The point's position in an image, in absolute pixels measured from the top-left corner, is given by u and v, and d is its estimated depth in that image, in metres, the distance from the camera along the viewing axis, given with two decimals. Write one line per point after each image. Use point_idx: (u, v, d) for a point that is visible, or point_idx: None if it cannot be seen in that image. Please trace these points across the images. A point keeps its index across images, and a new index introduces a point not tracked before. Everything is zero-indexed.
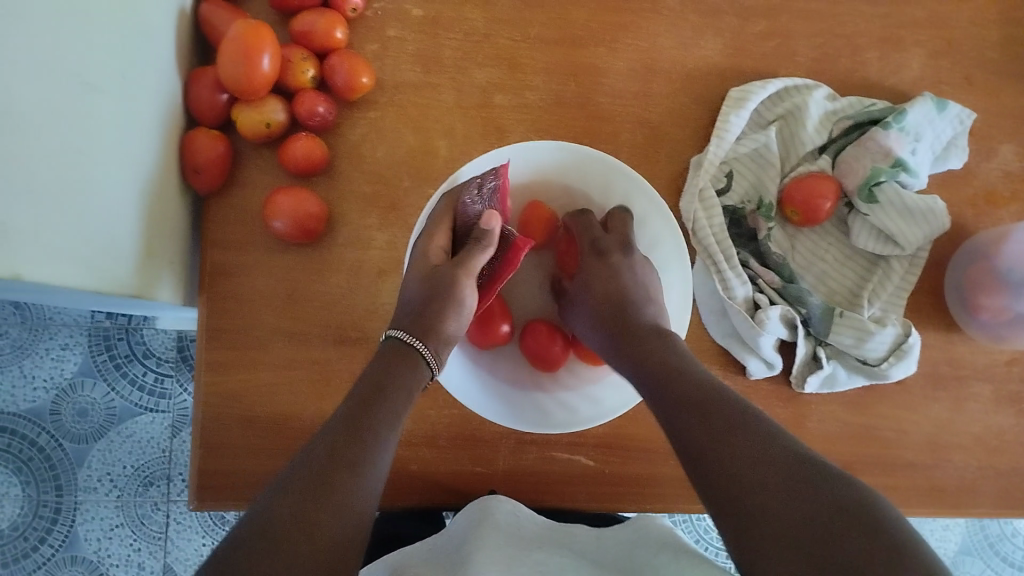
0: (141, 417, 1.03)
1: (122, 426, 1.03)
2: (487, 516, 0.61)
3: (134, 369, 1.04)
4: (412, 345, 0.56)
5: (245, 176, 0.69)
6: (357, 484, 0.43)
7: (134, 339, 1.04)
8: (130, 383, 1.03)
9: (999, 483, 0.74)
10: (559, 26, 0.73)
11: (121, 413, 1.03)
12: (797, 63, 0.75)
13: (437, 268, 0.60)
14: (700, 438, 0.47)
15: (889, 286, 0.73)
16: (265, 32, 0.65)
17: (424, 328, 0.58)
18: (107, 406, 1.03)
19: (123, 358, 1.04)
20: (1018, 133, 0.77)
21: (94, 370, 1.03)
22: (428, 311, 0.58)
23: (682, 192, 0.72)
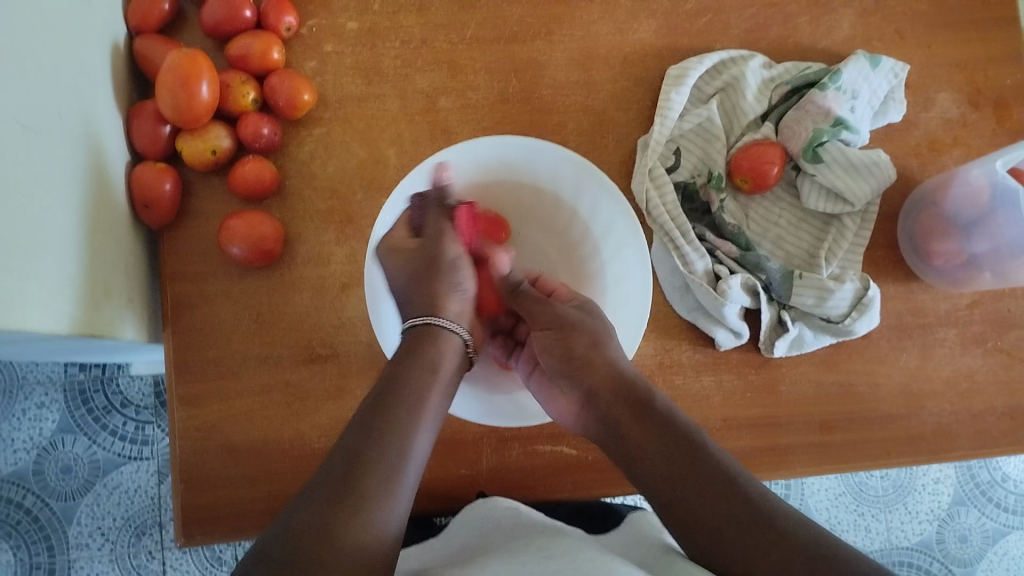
0: (126, 467, 1.02)
1: (107, 479, 1.02)
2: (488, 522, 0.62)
3: (113, 420, 1.03)
4: (443, 324, 0.62)
5: (198, 206, 0.69)
6: (384, 476, 0.49)
7: (110, 389, 1.04)
8: (111, 434, 1.03)
9: (975, 424, 0.75)
10: (495, 24, 0.74)
11: (105, 465, 1.02)
12: (730, 35, 0.77)
13: (416, 253, 0.64)
14: (664, 478, 0.54)
15: (844, 243, 0.74)
16: (201, 59, 0.65)
17: (437, 307, 0.62)
18: (90, 460, 1.02)
19: (102, 410, 1.03)
20: (953, 80, 0.79)
21: (74, 425, 1.02)
22: (430, 292, 0.63)
23: (632, 173, 0.73)
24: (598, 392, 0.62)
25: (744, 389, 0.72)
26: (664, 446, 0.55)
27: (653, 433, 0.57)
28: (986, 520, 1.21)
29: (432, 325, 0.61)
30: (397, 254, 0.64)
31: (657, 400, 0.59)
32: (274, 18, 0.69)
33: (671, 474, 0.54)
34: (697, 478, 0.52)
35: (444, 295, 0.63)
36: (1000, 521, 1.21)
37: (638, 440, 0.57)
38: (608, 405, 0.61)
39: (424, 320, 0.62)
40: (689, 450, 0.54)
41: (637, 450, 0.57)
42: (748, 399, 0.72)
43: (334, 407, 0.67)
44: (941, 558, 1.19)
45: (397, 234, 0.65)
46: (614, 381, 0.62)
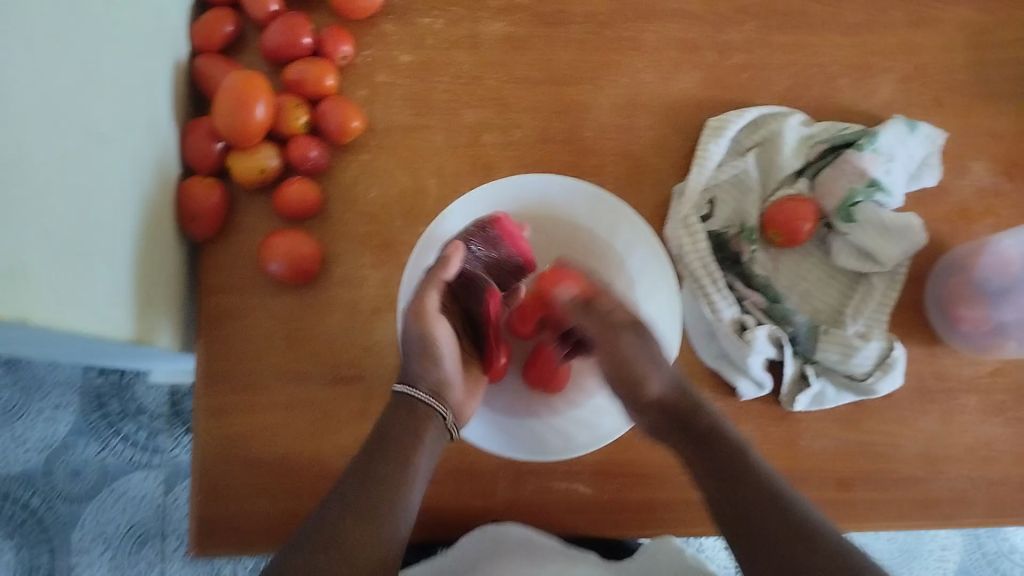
0: (134, 474, 1.03)
1: (115, 484, 1.03)
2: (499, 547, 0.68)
3: (127, 426, 1.04)
4: (421, 401, 0.59)
5: (241, 222, 0.71)
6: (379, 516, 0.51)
7: (126, 395, 1.05)
8: (123, 440, 1.03)
9: (993, 493, 0.75)
10: (543, 65, 0.76)
11: (114, 471, 1.03)
12: (771, 92, 0.78)
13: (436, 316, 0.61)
14: (706, 472, 0.56)
15: (871, 302, 0.75)
16: (258, 81, 0.67)
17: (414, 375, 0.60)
18: (100, 464, 1.02)
19: (117, 416, 1.04)
20: (987, 150, 0.80)
21: (87, 429, 1.03)
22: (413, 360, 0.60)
23: (667, 219, 0.75)
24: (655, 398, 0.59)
25: (763, 440, 0.72)
26: (706, 450, 0.57)
27: (694, 441, 0.57)
28: None
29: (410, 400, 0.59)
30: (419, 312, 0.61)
31: (705, 414, 0.58)
32: (332, 47, 0.71)
33: (717, 475, 0.55)
34: (740, 477, 0.54)
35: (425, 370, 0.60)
36: None
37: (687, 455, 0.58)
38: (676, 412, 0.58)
39: (409, 392, 0.59)
40: (721, 450, 0.56)
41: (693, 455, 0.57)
42: (766, 451, 0.72)
43: (357, 428, 0.68)
44: None
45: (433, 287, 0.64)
46: (672, 397, 0.59)
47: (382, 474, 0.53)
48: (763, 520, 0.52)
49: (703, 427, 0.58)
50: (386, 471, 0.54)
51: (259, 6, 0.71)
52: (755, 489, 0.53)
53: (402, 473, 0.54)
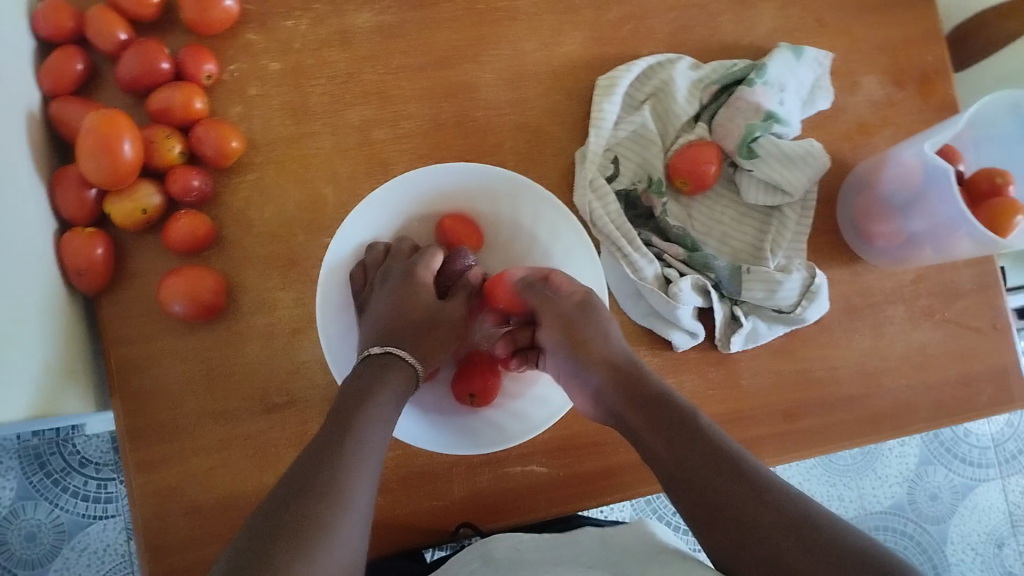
0: (92, 526, 1.00)
1: (74, 541, 0.99)
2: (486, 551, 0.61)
3: (73, 480, 1.00)
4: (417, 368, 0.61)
5: (133, 267, 0.67)
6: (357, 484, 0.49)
7: (66, 450, 1.01)
8: (73, 495, 1.00)
9: (933, 396, 0.77)
10: (421, 50, 0.73)
11: (70, 527, 0.99)
12: (656, 40, 0.77)
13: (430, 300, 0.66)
14: (666, 450, 0.55)
15: (787, 233, 0.75)
16: (120, 118, 0.63)
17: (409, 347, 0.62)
18: (54, 523, 0.99)
19: (60, 472, 1.00)
20: (875, 63, 0.81)
21: (33, 491, 0.99)
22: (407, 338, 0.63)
23: (574, 186, 0.73)
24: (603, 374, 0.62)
25: (705, 388, 0.72)
26: (659, 425, 0.56)
27: (637, 404, 0.58)
28: (953, 477, 1.29)
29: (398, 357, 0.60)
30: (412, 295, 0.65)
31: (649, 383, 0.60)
32: (193, 67, 0.67)
33: (693, 471, 0.52)
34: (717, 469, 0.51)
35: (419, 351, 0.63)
36: (967, 476, 1.29)
37: (637, 423, 0.58)
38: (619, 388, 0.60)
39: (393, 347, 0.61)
40: (742, 476, 0.50)
41: (649, 423, 0.57)
42: (709, 398, 0.72)
43: (296, 455, 0.66)
44: (914, 519, 1.26)
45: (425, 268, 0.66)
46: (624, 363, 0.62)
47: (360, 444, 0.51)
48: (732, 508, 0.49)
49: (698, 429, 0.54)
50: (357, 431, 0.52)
51: (108, 38, 0.67)
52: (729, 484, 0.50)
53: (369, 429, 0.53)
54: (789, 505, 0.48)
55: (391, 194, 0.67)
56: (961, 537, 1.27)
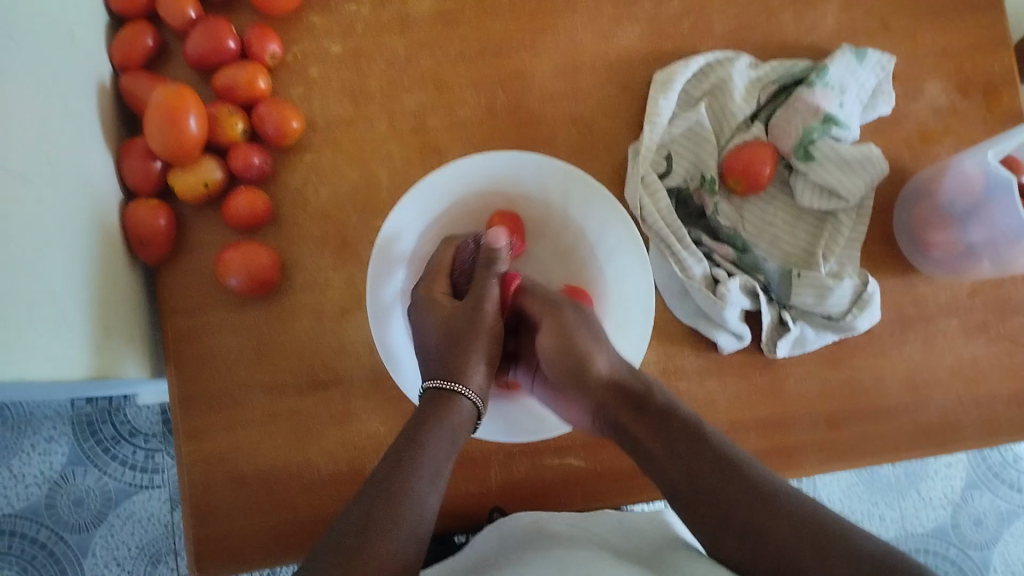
0: (137, 496, 1.03)
1: (119, 508, 1.02)
2: (506, 526, 0.64)
3: (122, 449, 1.04)
4: (457, 391, 0.58)
5: (192, 240, 0.69)
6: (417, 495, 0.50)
7: (117, 420, 1.04)
8: (121, 464, 1.03)
9: (984, 413, 0.75)
10: (479, 39, 0.74)
11: (117, 495, 1.03)
12: (714, 38, 0.77)
13: (456, 310, 0.62)
14: (672, 466, 0.55)
15: (841, 240, 0.74)
16: (187, 94, 0.65)
17: (457, 367, 0.59)
18: (102, 490, 1.02)
19: (110, 440, 1.04)
20: (939, 70, 0.79)
21: (84, 458, 1.03)
22: (452, 355, 0.60)
23: (625, 181, 0.73)
24: (601, 392, 0.62)
25: (748, 390, 0.72)
26: (670, 440, 0.57)
27: (644, 418, 0.59)
28: (1000, 502, 1.25)
29: (453, 392, 0.58)
30: (438, 305, 0.62)
31: (655, 395, 0.60)
32: (259, 47, 0.69)
33: (694, 490, 0.54)
34: (729, 483, 0.53)
35: (470, 360, 0.60)
36: (1014, 503, 1.25)
37: (638, 434, 0.59)
38: (613, 401, 0.61)
39: (442, 383, 0.58)
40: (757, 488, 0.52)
41: (648, 443, 0.58)
42: (751, 401, 0.72)
43: (338, 432, 0.67)
44: (957, 543, 1.23)
45: (438, 292, 0.64)
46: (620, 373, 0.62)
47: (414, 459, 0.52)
48: (742, 518, 0.51)
49: (705, 445, 0.56)
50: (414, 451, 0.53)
51: (178, 15, 0.69)
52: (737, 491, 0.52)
53: (428, 443, 0.54)
54: (809, 513, 0.49)
55: (443, 180, 0.68)
56: (1006, 564, 1.24)
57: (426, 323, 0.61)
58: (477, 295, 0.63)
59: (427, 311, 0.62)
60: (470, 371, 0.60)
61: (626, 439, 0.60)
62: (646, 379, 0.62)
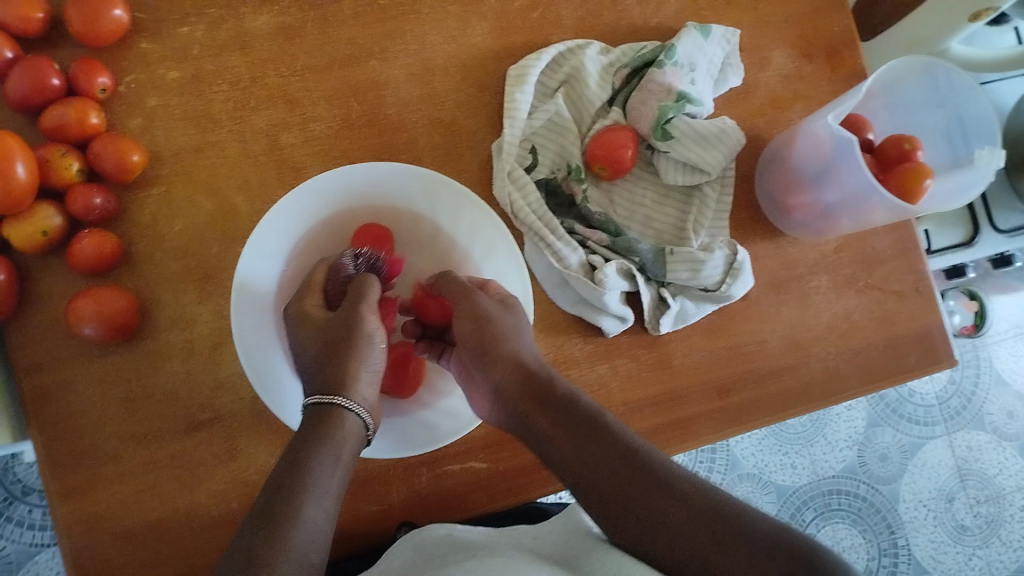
0: (41, 554, 0.98)
1: (23, 571, 0.97)
2: (421, 540, 0.61)
3: (17, 510, 0.99)
4: (340, 404, 0.57)
5: (39, 293, 0.65)
6: (299, 528, 0.48)
7: (7, 480, 0.99)
8: (18, 525, 0.98)
9: (862, 362, 0.78)
10: (326, 50, 0.72)
11: (18, 558, 0.98)
12: (564, 26, 0.77)
13: (330, 321, 0.61)
14: (571, 463, 0.58)
15: (708, 212, 0.75)
16: (10, 140, 0.61)
17: (337, 377, 0.58)
18: (1, 556, 0.97)
19: (2, 503, 0.99)
20: (784, 37, 0.81)
21: None
22: (332, 368, 0.58)
23: (492, 179, 0.73)
24: (504, 388, 0.63)
25: (636, 370, 0.72)
26: (569, 434, 0.59)
27: (546, 411, 0.61)
28: (900, 436, 1.32)
29: (335, 405, 0.57)
30: (310, 320, 0.61)
31: (557, 387, 0.62)
32: (86, 80, 0.65)
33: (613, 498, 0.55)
34: (645, 486, 0.54)
35: (351, 371, 0.59)
36: (913, 434, 1.32)
37: (545, 432, 0.60)
38: (517, 397, 0.63)
39: (322, 398, 0.57)
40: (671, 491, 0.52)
41: (552, 441, 0.60)
42: (642, 380, 0.72)
43: (224, 472, 0.64)
44: (865, 481, 1.29)
45: (310, 301, 0.63)
46: (524, 371, 0.64)
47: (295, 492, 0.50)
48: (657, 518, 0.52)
49: (591, 435, 0.58)
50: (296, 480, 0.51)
51: None
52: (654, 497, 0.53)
53: (311, 472, 0.52)
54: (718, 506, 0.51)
55: (300, 199, 0.66)
56: (913, 495, 1.30)
57: (301, 337, 0.61)
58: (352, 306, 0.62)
59: (299, 323, 0.61)
60: (357, 386, 0.59)
61: (535, 434, 0.61)
62: (552, 374, 0.64)
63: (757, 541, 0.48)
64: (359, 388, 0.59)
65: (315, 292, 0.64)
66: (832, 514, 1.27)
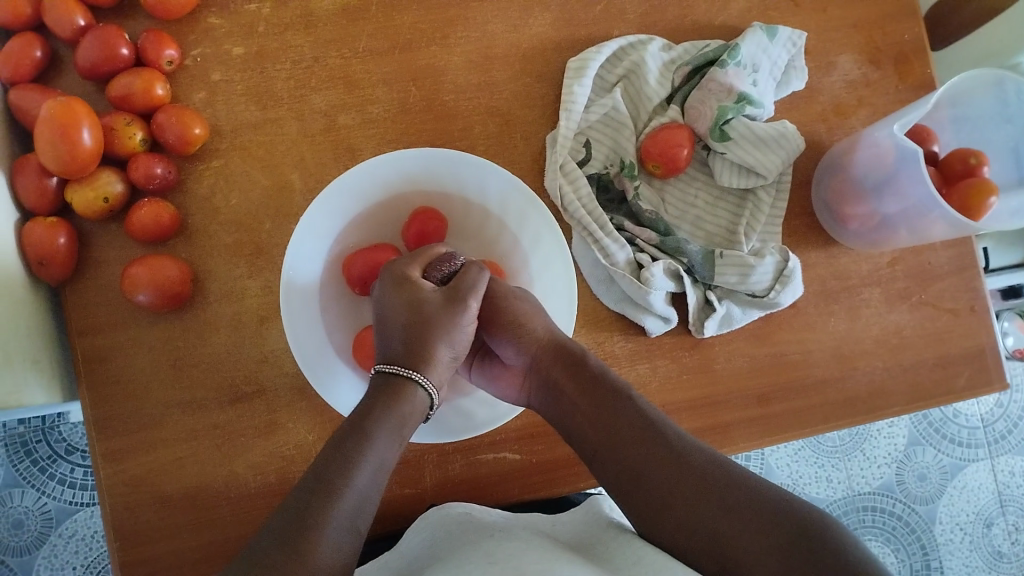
0: (79, 513, 1.01)
1: (62, 527, 1.01)
2: (443, 518, 0.63)
3: (59, 468, 1.02)
4: (413, 378, 0.59)
5: (97, 257, 0.66)
6: (347, 491, 0.50)
7: (52, 438, 1.02)
8: (59, 482, 1.02)
9: (909, 379, 0.77)
10: (387, 33, 0.72)
11: (58, 514, 1.01)
12: (627, 20, 0.76)
13: (427, 298, 0.62)
14: (596, 432, 0.61)
15: (761, 217, 0.74)
16: (78, 105, 0.62)
17: (421, 356, 0.60)
18: (42, 510, 1.01)
19: (47, 459, 1.02)
20: (851, 43, 0.79)
21: (20, 479, 1.01)
22: (415, 343, 0.60)
23: (545, 170, 0.72)
24: (540, 361, 0.65)
25: (678, 372, 0.72)
26: (597, 407, 0.62)
27: (581, 390, 0.63)
28: (942, 457, 1.29)
29: (410, 379, 0.59)
30: (405, 289, 0.62)
31: (590, 361, 0.64)
32: (154, 52, 0.66)
33: (642, 488, 0.57)
34: (676, 477, 0.55)
35: (436, 351, 0.61)
36: (956, 456, 1.29)
37: (574, 402, 0.63)
38: (550, 369, 0.65)
39: (399, 368, 0.59)
40: (702, 480, 0.54)
41: (583, 421, 0.62)
42: (683, 382, 0.72)
43: (265, 445, 0.66)
44: (902, 499, 1.26)
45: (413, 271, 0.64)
46: (559, 347, 0.65)
47: (349, 457, 0.51)
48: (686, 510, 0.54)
49: (628, 418, 0.60)
50: (352, 446, 0.52)
51: (66, 23, 0.66)
52: (686, 487, 0.55)
53: (366, 440, 0.53)
54: (749, 498, 0.52)
55: (355, 181, 0.66)
56: (950, 517, 1.27)
57: (390, 302, 0.62)
58: (457, 291, 0.62)
59: (391, 287, 0.62)
60: (433, 367, 0.60)
61: (564, 408, 0.63)
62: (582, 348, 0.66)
63: (787, 534, 0.49)
64: (437, 368, 0.61)
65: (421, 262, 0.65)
66: (865, 530, 1.25)
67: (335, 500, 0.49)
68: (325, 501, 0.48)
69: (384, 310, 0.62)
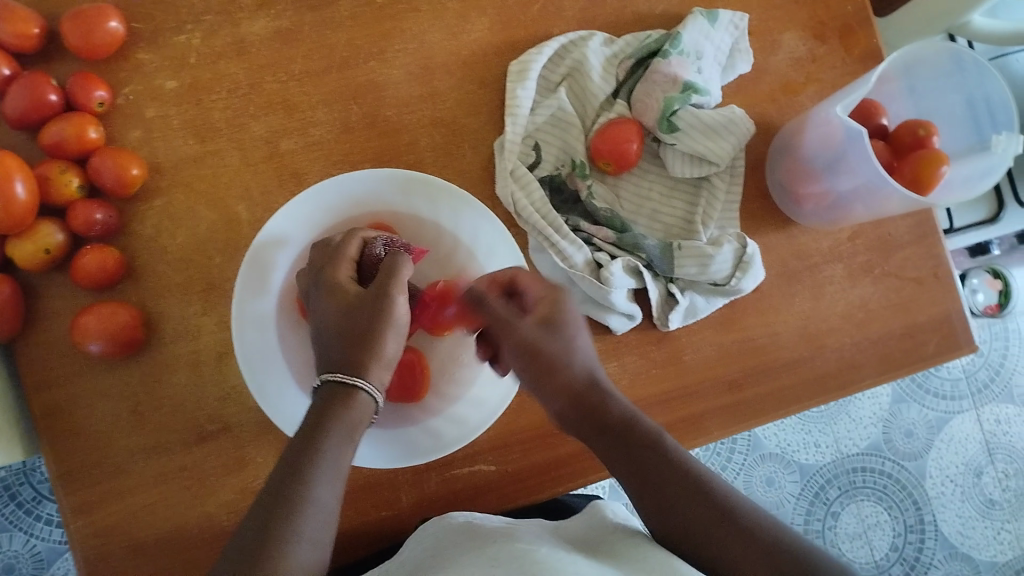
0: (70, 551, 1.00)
1: (54, 568, 1.00)
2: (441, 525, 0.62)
3: (46, 508, 1.01)
4: (350, 386, 0.55)
5: (46, 309, 0.65)
6: (308, 504, 0.49)
7: (35, 479, 1.01)
8: (47, 522, 1.01)
9: (878, 351, 0.77)
10: (323, 52, 0.71)
11: (49, 555, 1.00)
12: (566, 18, 0.75)
13: (354, 300, 0.58)
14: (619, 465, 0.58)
15: (717, 204, 0.74)
16: (8, 159, 0.61)
17: (359, 362, 0.56)
18: (32, 552, 1.00)
19: (31, 501, 1.01)
20: (794, 20, 0.79)
21: (6, 523, 1.00)
22: (352, 349, 0.56)
23: (495, 177, 0.72)
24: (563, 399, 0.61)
25: (647, 367, 0.71)
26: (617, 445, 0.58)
27: (595, 421, 0.60)
28: (927, 412, 1.30)
29: (354, 388, 0.56)
30: (335, 295, 0.59)
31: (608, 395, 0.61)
32: (83, 95, 0.65)
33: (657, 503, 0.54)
34: (683, 489, 0.54)
35: (371, 352, 0.57)
36: (940, 410, 1.30)
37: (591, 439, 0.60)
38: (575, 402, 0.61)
39: (337, 378, 0.56)
40: (707, 496, 0.53)
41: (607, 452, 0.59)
42: (653, 376, 0.71)
43: (235, 482, 0.65)
44: (891, 457, 1.27)
45: (341, 271, 0.60)
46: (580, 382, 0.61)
47: (304, 470, 0.50)
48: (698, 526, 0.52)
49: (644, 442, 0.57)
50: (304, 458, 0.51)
51: None
52: (698, 506, 0.53)
53: (320, 450, 0.52)
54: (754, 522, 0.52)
55: (303, 209, 0.65)
56: (940, 470, 1.28)
57: (322, 311, 0.59)
58: (381, 286, 0.58)
59: (324, 297, 0.59)
60: (374, 370, 0.57)
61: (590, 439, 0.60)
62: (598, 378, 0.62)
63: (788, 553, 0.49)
64: (382, 370, 0.57)
65: (347, 263, 0.61)
66: (858, 492, 1.25)
67: (294, 515, 0.48)
68: (285, 518, 0.47)
69: (319, 321, 0.59)
